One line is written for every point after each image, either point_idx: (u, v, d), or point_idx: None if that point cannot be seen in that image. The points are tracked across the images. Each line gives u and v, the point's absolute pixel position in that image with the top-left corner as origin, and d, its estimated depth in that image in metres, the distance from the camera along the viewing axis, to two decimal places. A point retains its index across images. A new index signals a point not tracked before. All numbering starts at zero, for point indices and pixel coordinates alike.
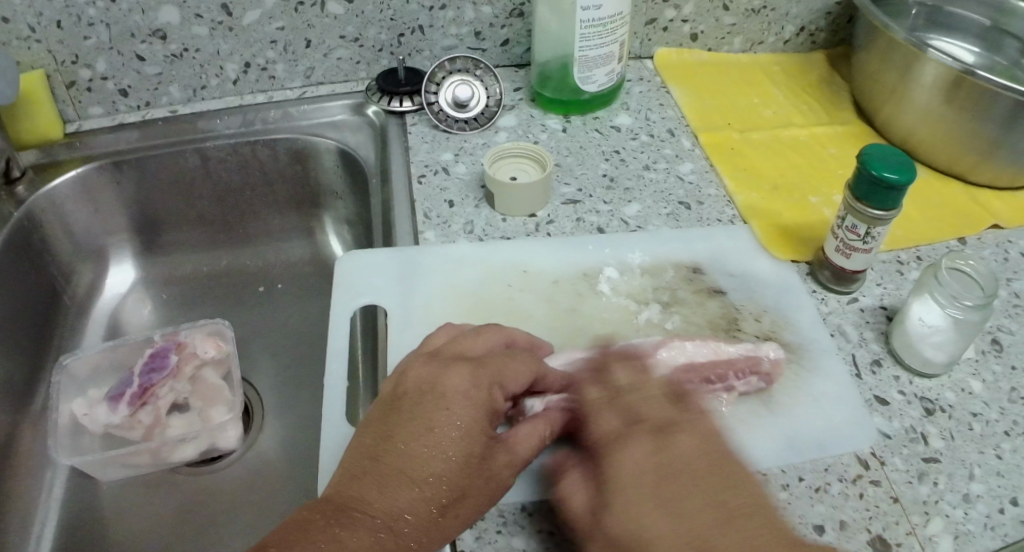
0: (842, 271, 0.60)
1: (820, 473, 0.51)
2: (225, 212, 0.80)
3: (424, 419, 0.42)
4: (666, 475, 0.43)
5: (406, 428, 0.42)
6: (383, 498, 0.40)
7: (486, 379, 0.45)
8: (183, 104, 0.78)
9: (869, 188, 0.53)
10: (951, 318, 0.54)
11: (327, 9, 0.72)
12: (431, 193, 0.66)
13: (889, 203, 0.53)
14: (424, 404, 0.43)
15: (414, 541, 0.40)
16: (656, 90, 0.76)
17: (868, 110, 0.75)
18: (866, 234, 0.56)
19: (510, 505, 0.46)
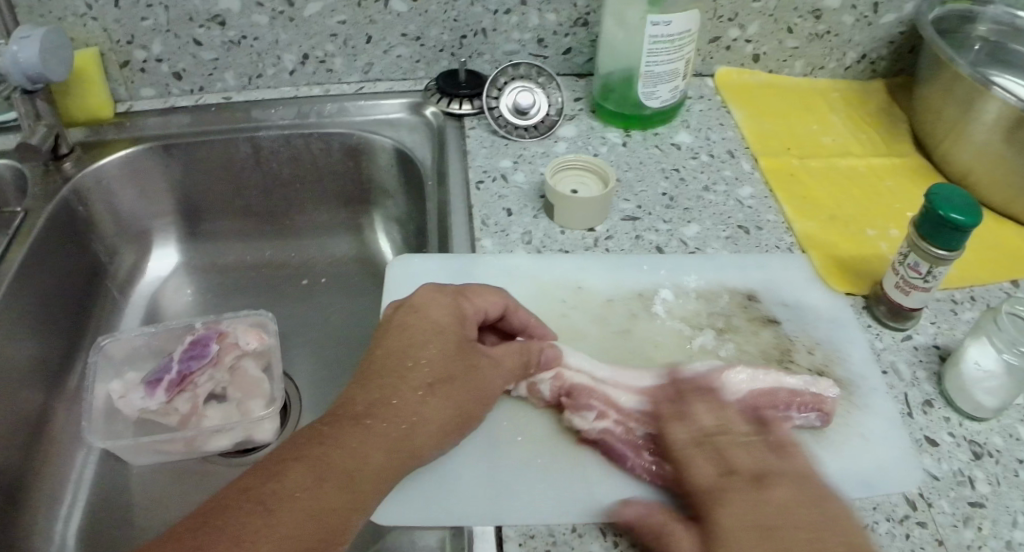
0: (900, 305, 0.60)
1: (866, 513, 0.51)
2: (273, 203, 0.79)
3: (399, 329, 0.48)
4: (775, 516, 0.40)
5: (387, 337, 0.48)
6: (376, 389, 0.45)
7: (452, 289, 0.51)
8: (237, 91, 0.77)
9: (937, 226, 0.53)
10: (1007, 363, 0.54)
11: (390, 6, 0.71)
12: (489, 200, 0.65)
13: (953, 243, 0.53)
14: (398, 317, 0.50)
15: (407, 421, 0.44)
16: (716, 109, 0.76)
17: (926, 144, 0.74)
18: (927, 273, 0.56)
19: (557, 525, 0.47)
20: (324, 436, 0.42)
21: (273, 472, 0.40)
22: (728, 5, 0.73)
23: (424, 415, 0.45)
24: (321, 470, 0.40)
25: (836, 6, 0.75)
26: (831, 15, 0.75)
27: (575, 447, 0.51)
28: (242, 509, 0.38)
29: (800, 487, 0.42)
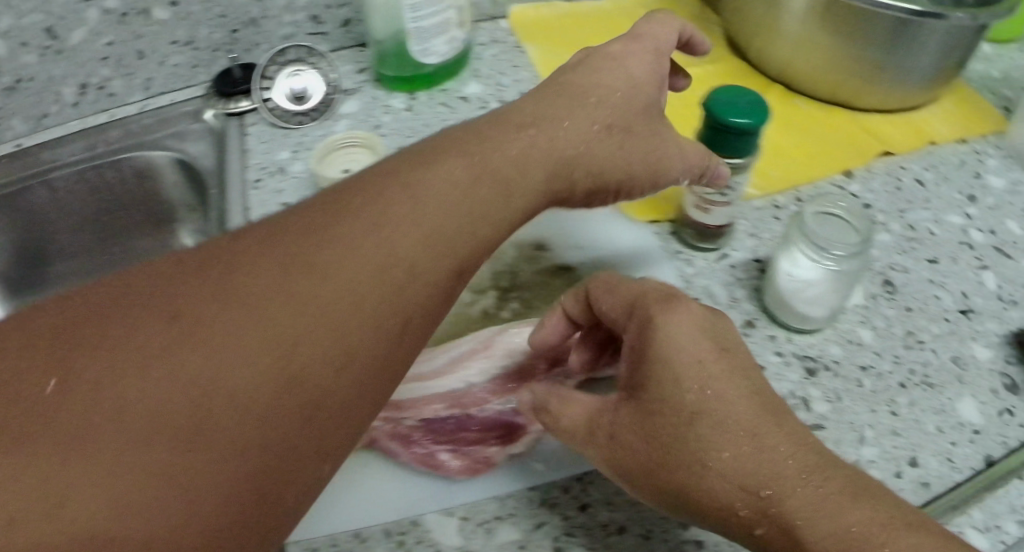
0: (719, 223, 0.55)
1: None
2: (87, 242, 0.75)
3: (408, 193, 0.36)
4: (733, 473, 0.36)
5: (364, 220, 0.35)
6: (341, 300, 0.32)
7: (485, 178, 0.39)
8: (27, 137, 0.72)
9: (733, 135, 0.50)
10: (826, 271, 0.49)
11: (152, 16, 0.67)
12: (266, 198, 0.61)
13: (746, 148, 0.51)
14: (423, 187, 0.37)
15: (348, 384, 0.32)
16: (509, 50, 0.70)
17: (740, 45, 0.68)
18: (723, 185, 0.51)
19: (342, 533, 0.44)
20: (139, 322, 0.29)
21: (82, 434, 0.26)
22: None
23: (364, 346, 0.33)
24: (292, 383, 0.30)
25: None
26: None
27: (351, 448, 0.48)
28: (150, 446, 0.27)
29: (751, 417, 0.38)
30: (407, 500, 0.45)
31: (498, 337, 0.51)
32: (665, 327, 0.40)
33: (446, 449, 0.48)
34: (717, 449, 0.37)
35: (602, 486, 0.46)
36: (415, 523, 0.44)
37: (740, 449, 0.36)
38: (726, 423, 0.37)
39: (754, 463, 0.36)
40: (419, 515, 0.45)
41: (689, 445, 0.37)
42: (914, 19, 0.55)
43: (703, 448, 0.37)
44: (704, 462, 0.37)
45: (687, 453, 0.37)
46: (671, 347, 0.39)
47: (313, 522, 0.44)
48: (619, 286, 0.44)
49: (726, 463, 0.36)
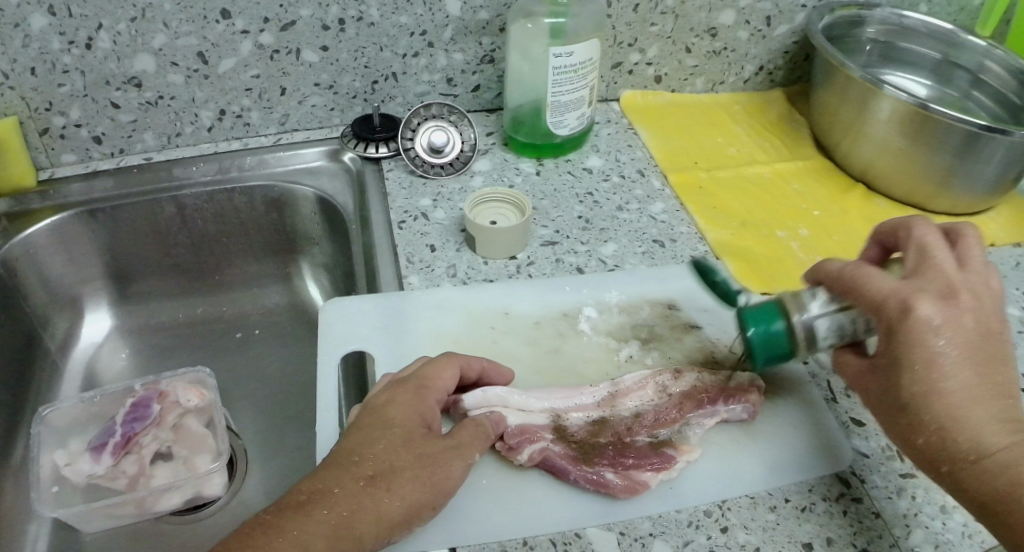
0: (850, 341, 0.49)
1: (803, 495, 0.54)
2: (202, 259, 0.81)
3: (372, 495, 0.44)
4: (949, 404, 0.42)
5: (323, 495, 0.44)
6: None
7: (402, 440, 0.47)
8: (157, 151, 0.78)
9: (747, 340, 0.50)
10: None
11: (302, 57, 0.74)
12: (412, 238, 0.67)
13: (783, 335, 0.49)
14: (346, 456, 0.46)
15: None
16: (624, 131, 0.79)
17: (827, 145, 0.80)
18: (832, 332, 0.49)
19: (511, 540, 0.50)
20: None
21: None
22: (628, 32, 0.77)
23: None
24: None
25: (730, 24, 0.79)
26: (726, 32, 0.80)
27: (517, 467, 0.54)
28: None
29: (965, 346, 0.43)
30: (573, 516, 0.52)
31: (654, 379, 0.58)
32: (927, 305, 0.44)
33: (610, 470, 0.53)
34: (939, 365, 0.43)
35: (738, 512, 0.53)
36: (579, 536, 0.51)
37: (973, 392, 0.43)
38: (962, 347, 0.43)
39: (979, 411, 0.42)
40: (582, 530, 0.51)
41: (928, 374, 0.43)
42: (984, 131, 0.66)
43: (948, 372, 0.43)
44: (947, 393, 0.43)
45: (922, 384, 0.43)
46: (928, 321, 0.43)
47: (488, 523, 0.51)
48: (881, 278, 0.46)
49: (960, 393, 0.42)
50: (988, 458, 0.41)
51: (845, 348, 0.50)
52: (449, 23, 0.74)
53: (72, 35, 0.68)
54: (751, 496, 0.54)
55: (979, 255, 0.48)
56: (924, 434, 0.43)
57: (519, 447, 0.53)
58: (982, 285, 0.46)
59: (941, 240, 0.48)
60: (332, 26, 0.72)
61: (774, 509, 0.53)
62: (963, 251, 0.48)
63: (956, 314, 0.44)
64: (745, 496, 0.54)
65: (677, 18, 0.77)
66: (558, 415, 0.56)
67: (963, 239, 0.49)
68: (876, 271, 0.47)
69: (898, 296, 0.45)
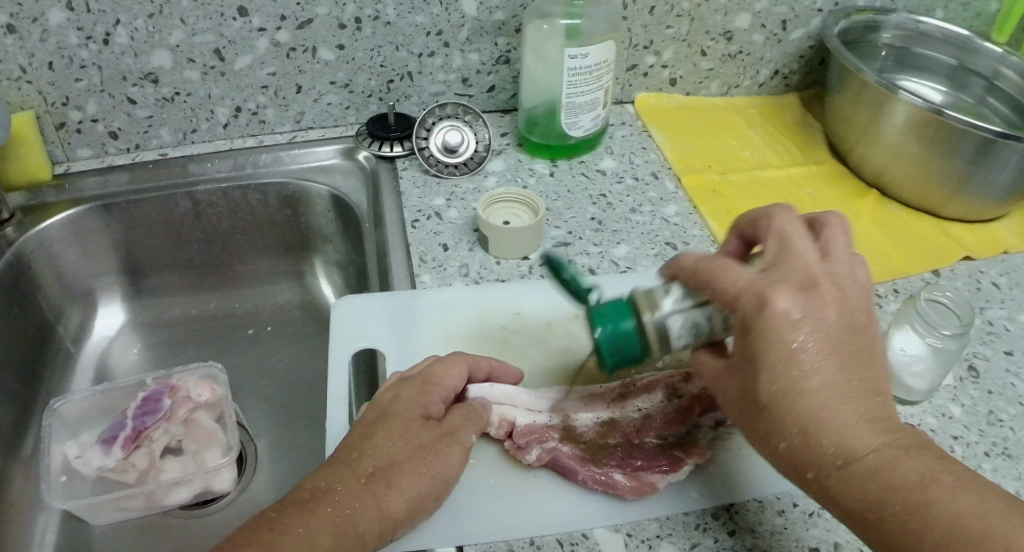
0: (705, 340, 0.49)
1: (812, 499, 0.53)
2: (215, 255, 0.81)
3: (372, 491, 0.44)
4: (811, 404, 0.42)
5: (323, 493, 0.44)
6: None
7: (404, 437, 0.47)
8: (172, 147, 0.79)
9: (595, 340, 0.46)
10: (931, 347, 0.56)
11: (318, 55, 0.74)
12: (425, 237, 0.67)
13: (634, 334, 0.46)
14: (349, 453, 0.46)
15: None
16: (638, 133, 0.79)
17: (841, 150, 0.80)
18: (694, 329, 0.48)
19: (518, 540, 0.50)
20: None
21: None
22: (643, 34, 0.77)
23: None
24: None
25: (746, 28, 0.79)
26: (742, 35, 0.79)
27: (525, 465, 0.54)
28: None
29: (828, 341, 0.43)
30: (581, 516, 0.52)
31: (664, 381, 0.58)
32: (784, 299, 0.43)
33: (618, 471, 0.53)
34: (800, 363, 0.42)
35: (746, 515, 0.52)
36: (586, 536, 0.51)
37: (838, 390, 0.42)
38: (826, 344, 0.43)
39: (845, 412, 0.42)
40: (589, 530, 0.51)
41: (789, 375, 0.42)
42: (999, 138, 0.66)
43: (808, 369, 0.42)
44: (810, 393, 0.42)
45: (784, 383, 0.42)
46: (784, 318, 0.43)
47: (495, 521, 0.51)
48: (738, 270, 0.45)
49: (823, 392, 0.42)
50: (859, 460, 0.40)
51: (701, 348, 0.50)
52: (465, 23, 0.74)
53: (90, 30, 0.68)
54: (760, 500, 0.53)
55: (844, 245, 0.47)
56: (800, 436, 0.42)
57: (529, 445, 0.54)
58: (846, 276, 0.45)
59: (803, 230, 0.47)
60: (348, 24, 0.72)
61: (782, 513, 0.53)
62: (829, 240, 0.47)
63: (817, 308, 0.43)
64: (754, 500, 0.53)
65: (693, 21, 0.77)
66: (566, 415, 0.56)
67: (829, 231, 0.48)
68: (733, 263, 0.46)
69: (754, 290, 0.44)
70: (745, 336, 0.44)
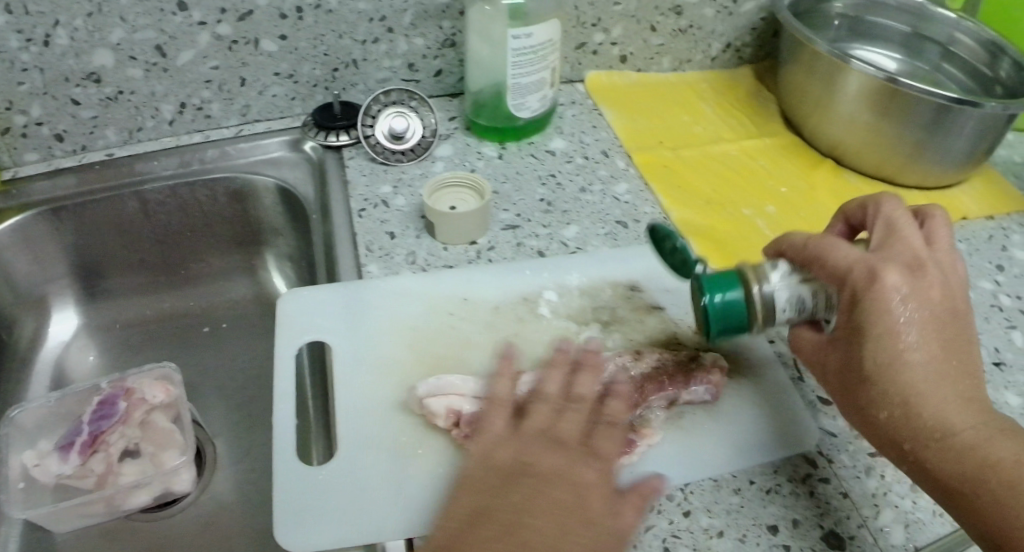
0: (809, 318, 0.49)
1: (768, 476, 0.53)
2: (168, 255, 0.80)
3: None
4: (956, 379, 0.42)
5: None
6: None
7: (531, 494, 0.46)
8: (119, 147, 0.78)
9: (704, 309, 0.49)
10: None
11: (260, 47, 0.73)
12: (372, 226, 0.66)
13: (742, 304, 0.49)
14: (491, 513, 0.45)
15: None
16: (587, 112, 0.78)
17: (795, 122, 0.79)
18: (790, 306, 0.48)
19: None
20: None
21: None
22: (591, 12, 0.75)
23: None
24: None
25: (696, 2, 0.78)
26: (692, 9, 0.78)
27: (472, 453, 0.53)
28: None
29: (938, 321, 0.44)
30: None
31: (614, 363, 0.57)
32: (892, 275, 0.44)
33: None
34: (903, 337, 0.43)
35: (701, 495, 0.52)
36: None
37: (937, 368, 0.42)
38: (932, 323, 0.43)
39: (944, 387, 0.42)
40: None
41: (893, 346, 0.43)
42: (953, 104, 0.65)
43: (913, 343, 0.43)
44: (913, 366, 0.42)
45: (886, 355, 0.43)
46: (894, 292, 0.44)
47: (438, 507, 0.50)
48: (846, 248, 0.46)
49: (924, 366, 0.42)
50: (959, 438, 0.40)
51: (801, 324, 0.50)
52: (408, 8, 0.73)
53: (30, 32, 0.67)
54: (714, 479, 0.53)
55: (946, 236, 0.49)
56: (902, 411, 0.42)
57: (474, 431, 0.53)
58: (950, 264, 0.47)
59: (908, 217, 0.49)
60: (290, 14, 0.71)
61: (738, 491, 0.52)
62: (931, 231, 0.49)
63: (921, 288, 0.44)
64: (708, 479, 0.53)
65: None
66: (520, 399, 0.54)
67: (930, 219, 0.50)
68: (840, 242, 0.47)
69: (862, 265, 0.45)
70: (848, 309, 0.45)
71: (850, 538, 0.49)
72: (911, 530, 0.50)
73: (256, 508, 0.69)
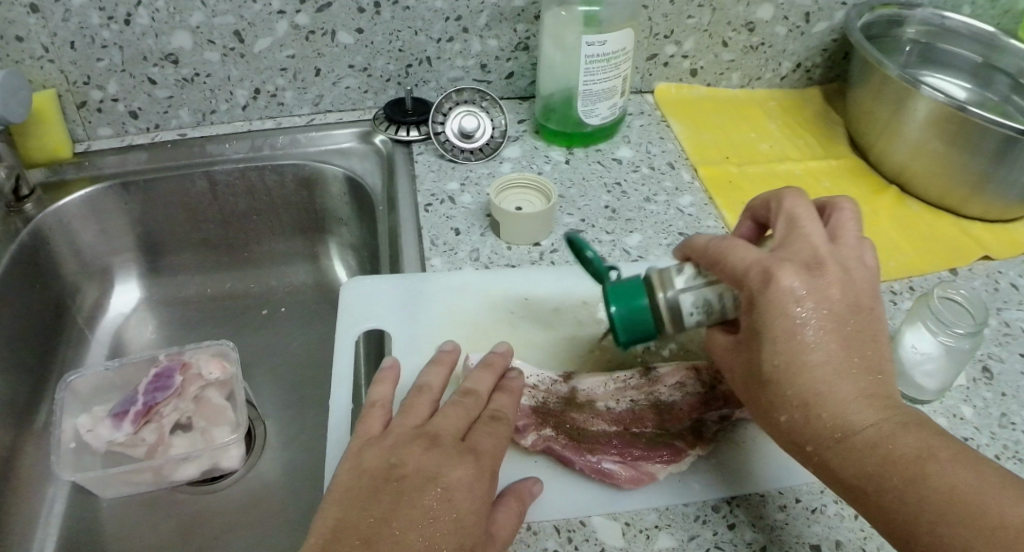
0: (720, 320, 0.49)
1: (815, 496, 0.53)
2: (231, 236, 0.82)
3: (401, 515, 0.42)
4: (848, 379, 0.42)
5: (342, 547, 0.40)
6: None
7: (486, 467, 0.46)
8: (192, 127, 0.80)
9: (609, 317, 0.49)
10: (942, 345, 0.55)
11: (337, 38, 0.75)
12: (438, 221, 0.68)
13: (648, 312, 0.49)
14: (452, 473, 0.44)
15: None
16: (655, 123, 0.79)
17: (862, 146, 0.79)
18: (694, 307, 0.49)
19: None
20: None
21: None
22: (664, 23, 0.76)
23: None
24: None
25: (768, 19, 0.78)
26: (764, 27, 0.78)
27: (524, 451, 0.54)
28: None
29: (839, 319, 0.44)
30: (574, 505, 0.52)
31: (664, 375, 0.58)
32: (788, 277, 0.44)
33: (613, 460, 0.53)
34: (808, 340, 0.43)
35: (744, 510, 0.52)
36: (583, 524, 0.51)
37: (838, 366, 0.43)
38: (828, 323, 0.43)
39: (845, 385, 0.42)
40: (586, 517, 0.51)
41: (792, 348, 0.43)
42: (1021, 136, 0.65)
43: (811, 344, 0.43)
44: (812, 367, 0.42)
45: (788, 357, 0.43)
46: (790, 297, 0.43)
47: None
48: (745, 249, 0.46)
49: (826, 366, 0.42)
50: (859, 437, 0.41)
51: (716, 327, 0.51)
52: (484, 9, 0.74)
53: (112, 10, 0.69)
54: (760, 495, 0.53)
55: (853, 228, 0.48)
56: (807, 411, 0.42)
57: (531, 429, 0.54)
58: (854, 258, 0.46)
59: (811, 211, 0.48)
60: (367, 8, 0.73)
61: (784, 508, 0.52)
62: (837, 224, 0.48)
63: (822, 289, 0.44)
64: (753, 494, 0.53)
65: (714, 12, 0.76)
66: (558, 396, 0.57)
67: (840, 215, 0.49)
68: (742, 242, 0.47)
69: (761, 268, 0.45)
70: (748, 311, 0.45)
71: None
72: None
73: (300, 489, 0.70)
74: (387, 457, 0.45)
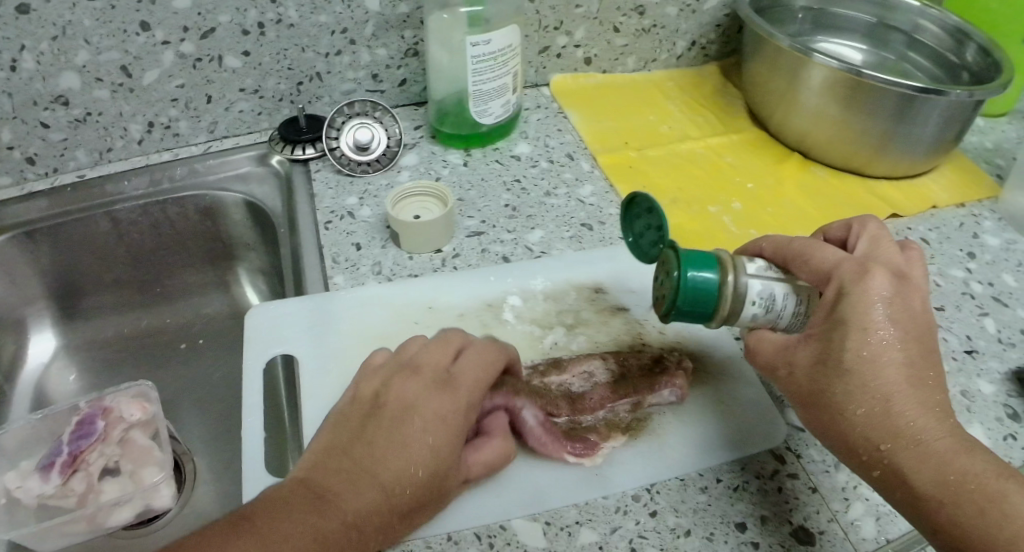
0: (772, 320, 0.47)
1: (736, 474, 0.53)
2: (143, 272, 0.81)
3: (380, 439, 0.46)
4: (915, 393, 0.43)
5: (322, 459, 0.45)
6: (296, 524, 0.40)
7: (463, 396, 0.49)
8: (90, 168, 0.78)
9: (678, 287, 0.46)
10: None
11: (224, 63, 0.73)
12: (338, 238, 0.67)
13: (715, 287, 0.46)
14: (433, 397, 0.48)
15: None
16: (553, 116, 0.78)
17: (762, 118, 0.79)
18: (761, 299, 0.46)
19: (434, 536, 0.49)
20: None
21: None
22: (552, 15, 0.75)
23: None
24: None
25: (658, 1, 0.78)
26: (654, 9, 0.78)
27: None
28: None
29: (920, 332, 0.45)
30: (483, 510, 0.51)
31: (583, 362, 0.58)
32: (879, 280, 0.45)
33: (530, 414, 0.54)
34: (890, 344, 0.43)
35: (667, 495, 0.52)
36: (503, 528, 0.50)
37: (914, 376, 0.43)
38: (912, 331, 0.44)
39: (921, 396, 0.43)
40: (506, 521, 0.50)
41: (878, 349, 0.43)
42: (919, 94, 0.65)
43: (897, 346, 0.43)
44: (895, 369, 0.43)
45: (871, 355, 0.43)
46: (878, 295, 0.44)
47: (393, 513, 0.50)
48: (826, 250, 0.47)
49: (904, 371, 0.43)
50: (933, 447, 0.41)
51: (761, 327, 0.48)
52: (369, 19, 0.74)
53: None
54: (680, 479, 0.53)
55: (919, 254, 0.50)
56: (881, 414, 0.42)
57: None
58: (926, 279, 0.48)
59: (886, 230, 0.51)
60: (252, 30, 0.72)
61: (705, 489, 0.52)
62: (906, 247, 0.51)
63: (908, 296, 0.45)
64: (673, 478, 0.53)
65: None
66: None
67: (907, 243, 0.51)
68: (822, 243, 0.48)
69: (853, 266, 0.46)
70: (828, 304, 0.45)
71: (820, 532, 0.50)
72: (882, 523, 0.50)
73: None
74: (377, 388, 0.50)
